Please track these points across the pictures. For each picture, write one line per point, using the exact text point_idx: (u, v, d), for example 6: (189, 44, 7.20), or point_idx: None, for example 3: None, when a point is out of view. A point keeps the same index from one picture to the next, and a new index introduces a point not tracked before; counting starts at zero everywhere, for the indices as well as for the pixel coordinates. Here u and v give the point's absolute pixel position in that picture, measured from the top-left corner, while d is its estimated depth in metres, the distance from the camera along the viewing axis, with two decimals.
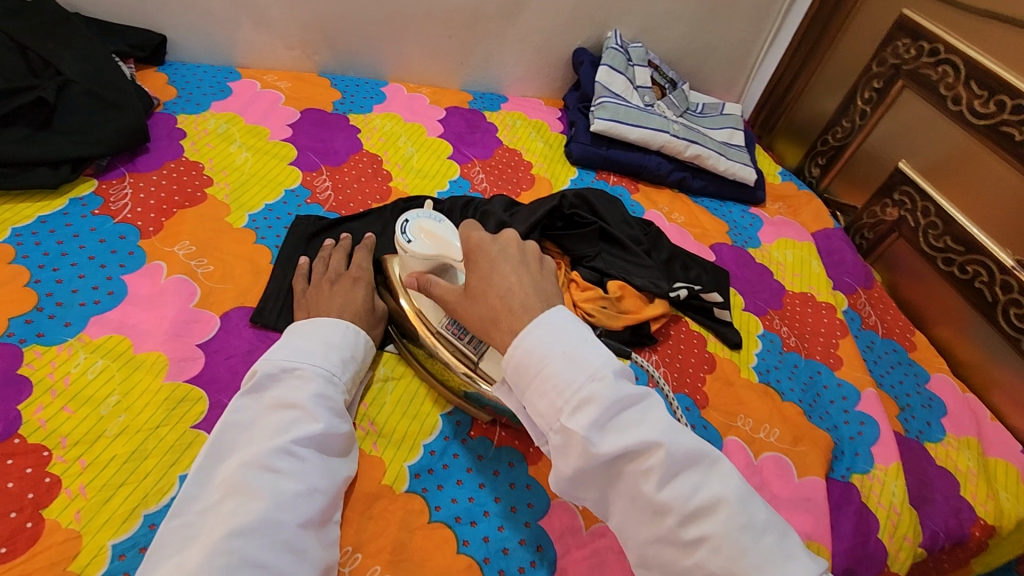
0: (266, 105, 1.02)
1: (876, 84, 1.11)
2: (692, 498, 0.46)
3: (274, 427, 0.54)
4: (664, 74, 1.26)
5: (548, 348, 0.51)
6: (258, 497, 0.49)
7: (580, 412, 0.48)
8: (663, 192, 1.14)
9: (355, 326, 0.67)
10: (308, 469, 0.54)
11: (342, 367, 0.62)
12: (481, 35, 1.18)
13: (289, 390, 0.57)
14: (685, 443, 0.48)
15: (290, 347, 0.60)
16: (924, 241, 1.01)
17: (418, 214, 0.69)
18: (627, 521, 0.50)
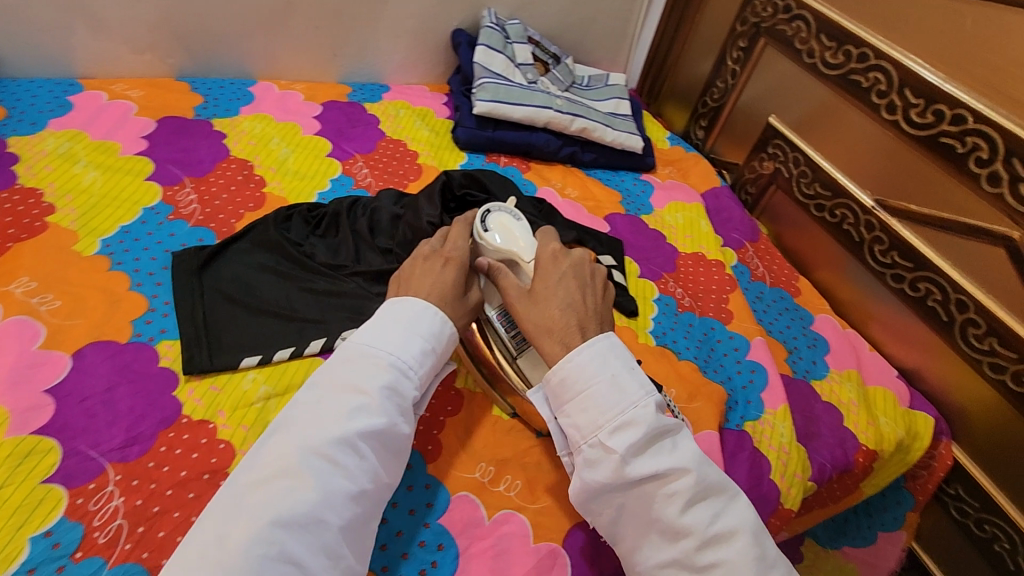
0: (116, 118, 0.94)
1: (741, 43, 1.15)
2: (711, 525, 0.53)
3: (343, 412, 0.53)
4: (546, 49, 1.25)
5: (596, 371, 0.59)
6: (311, 484, 0.49)
7: (621, 435, 0.55)
8: (556, 168, 1.14)
9: (442, 314, 0.64)
10: (366, 469, 0.52)
11: (422, 359, 0.60)
12: (352, 24, 1.13)
13: (364, 374, 0.56)
14: (711, 477, 0.56)
15: (377, 332, 0.59)
16: (798, 190, 1.07)
17: (500, 208, 0.74)
18: (642, 543, 0.56)
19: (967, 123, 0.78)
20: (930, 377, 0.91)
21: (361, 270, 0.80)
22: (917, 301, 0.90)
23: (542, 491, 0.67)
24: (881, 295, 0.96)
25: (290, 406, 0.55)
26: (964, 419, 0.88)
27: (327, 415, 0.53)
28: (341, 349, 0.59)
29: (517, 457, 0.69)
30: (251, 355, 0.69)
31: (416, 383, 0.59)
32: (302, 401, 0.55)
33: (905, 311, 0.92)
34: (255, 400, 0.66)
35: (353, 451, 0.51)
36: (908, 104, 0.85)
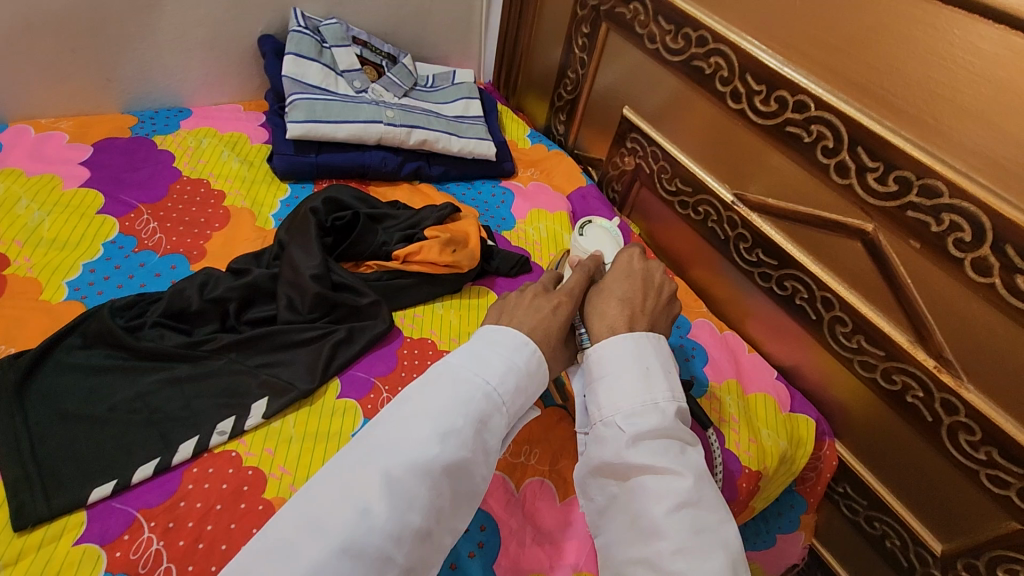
0: None
1: (585, 29, 1.04)
2: (690, 538, 0.47)
3: (440, 433, 0.47)
4: (376, 49, 1.09)
5: (627, 359, 0.56)
6: (385, 508, 0.43)
7: (636, 423, 0.52)
8: (400, 188, 1.00)
9: (540, 350, 0.56)
10: (438, 506, 0.46)
11: (516, 391, 0.53)
12: (121, 41, 0.92)
13: (456, 391, 0.50)
14: (708, 496, 0.50)
15: (479, 350, 0.53)
16: (660, 186, 0.99)
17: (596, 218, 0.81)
18: (619, 539, 0.51)
19: (810, 110, 0.72)
20: (809, 375, 0.86)
21: (232, 343, 0.70)
22: (786, 299, 0.85)
23: None
24: (753, 292, 0.90)
25: (379, 416, 0.50)
26: (844, 415, 0.84)
27: (413, 427, 0.47)
28: (450, 359, 0.53)
29: None
30: (102, 484, 0.57)
31: (516, 404, 0.53)
32: (393, 411, 0.49)
33: (777, 308, 0.87)
34: None
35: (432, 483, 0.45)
36: (751, 92, 0.78)
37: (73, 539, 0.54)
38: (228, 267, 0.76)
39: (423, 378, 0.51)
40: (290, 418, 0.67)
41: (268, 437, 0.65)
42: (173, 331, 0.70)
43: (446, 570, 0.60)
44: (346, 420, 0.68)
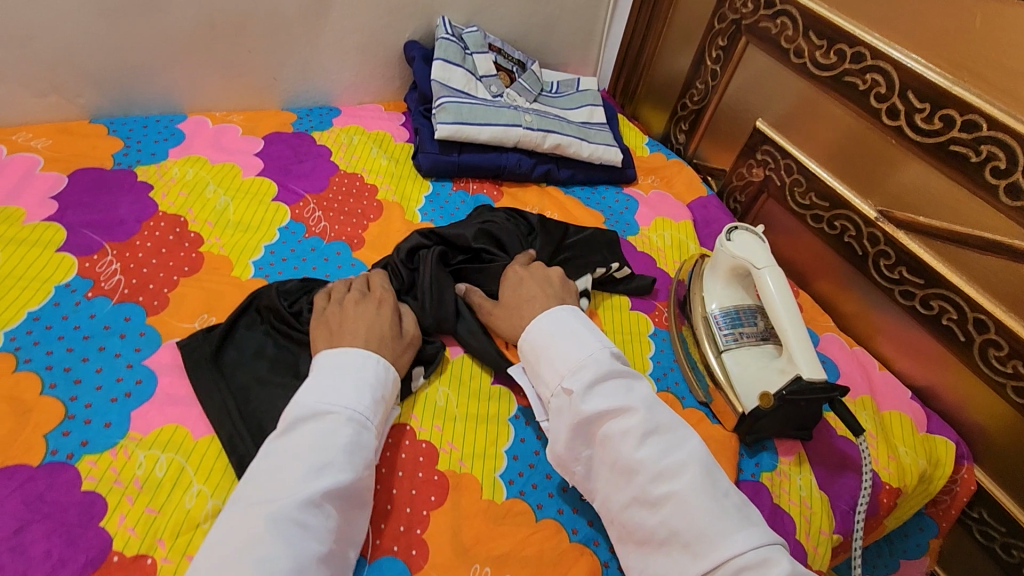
0: (18, 175, 0.80)
1: (720, 41, 1.05)
2: (661, 460, 0.58)
3: (309, 469, 0.53)
4: (509, 56, 1.14)
5: (556, 333, 0.68)
6: (282, 552, 0.47)
7: (580, 378, 0.64)
8: (530, 190, 1.05)
9: (384, 360, 0.65)
10: (329, 529, 0.52)
11: (374, 406, 0.61)
12: (287, 44, 1.00)
13: (324, 433, 0.56)
14: (662, 419, 0.61)
15: (321, 388, 0.59)
16: (791, 199, 0.99)
17: (745, 225, 0.84)
18: (610, 490, 0.61)
19: (981, 130, 0.71)
20: (948, 398, 0.85)
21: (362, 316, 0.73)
22: (930, 320, 0.84)
23: None
24: (889, 309, 0.89)
25: (246, 478, 0.54)
26: (984, 440, 0.82)
27: (294, 470, 0.53)
28: (291, 407, 0.58)
29: (515, 551, 0.61)
30: None
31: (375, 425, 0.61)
32: (260, 464, 0.54)
33: (914, 328, 0.86)
34: (202, 521, 0.57)
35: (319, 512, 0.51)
36: (912, 109, 0.78)
37: None
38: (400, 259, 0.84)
39: (276, 433, 0.57)
40: (453, 399, 0.72)
41: (437, 413, 0.70)
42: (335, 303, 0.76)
43: (605, 554, 0.63)
44: (502, 404, 0.73)
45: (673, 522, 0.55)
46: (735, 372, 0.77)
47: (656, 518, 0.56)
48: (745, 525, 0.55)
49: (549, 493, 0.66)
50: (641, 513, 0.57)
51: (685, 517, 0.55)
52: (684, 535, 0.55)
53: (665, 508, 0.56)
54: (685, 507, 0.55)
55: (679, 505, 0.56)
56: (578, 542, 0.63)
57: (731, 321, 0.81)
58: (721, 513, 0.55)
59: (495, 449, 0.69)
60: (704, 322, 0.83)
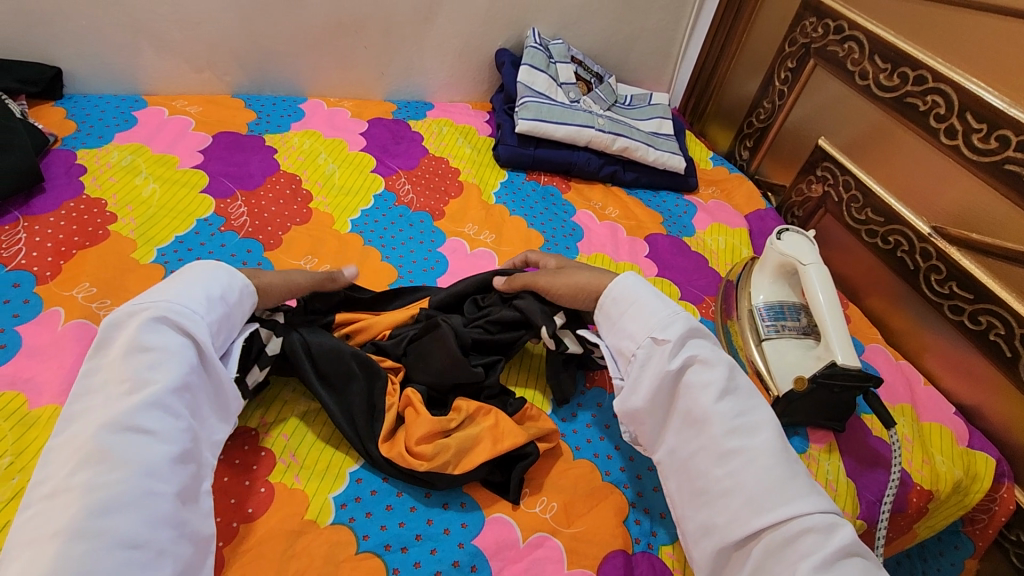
0: (175, 132, 0.98)
1: (790, 63, 1.12)
2: (737, 417, 0.61)
3: (138, 381, 0.53)
4: (589, 68, 1.26)
5: (643, 293, 0.71)
6: (119, 461, 0.48)
7: (672, 333, 0.66)
8: (596, 188, 1.14)
9: (214, 263, 0.64)
10: (178, 431, 0.53)
11: (215, 310, 0.60)
12: (397, 44, 1.15)
13: (154, 340, 0.55)
14: (741, 384, 0.64)
15: (150, 297, 0.59)
16: (848, 215, 1.03)
17: (794, 227, 0.89)
18: (681, 441, 0.64)
19: None
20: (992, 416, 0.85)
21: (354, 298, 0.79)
22: (978, 336, 0.85)
23: (579, 516, 0.65)
24: (937, 325, 0.91)
25: (74, 406, 0.52)
26: None
27: (125, 383, 0.52)
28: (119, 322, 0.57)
29: (553, 479, 0.68)
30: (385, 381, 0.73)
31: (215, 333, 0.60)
32: (88, 386, 0.53)
33: (962, 344, 0.88)
34: (297, 410, 0.68)
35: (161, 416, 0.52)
36: (969, 129, 0.82)
37: None
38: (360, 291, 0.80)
39: (97, 352, 0.56)
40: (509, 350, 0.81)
41: None
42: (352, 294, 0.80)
43: (633, 497, 0.69)
44: None
45: (742, 475, 0.58)
46: (774, 360, 0.82)
47: (725, 470, 0.59)
48: (809, 488, 0.58)
49: (587, 438, 0.73)
50: (710, 464, 0.60)
51: (754, 472, 0.58)
52: (754, 488, 0.57)
53: (734, 462, 0.59)
54: (758, 463, 0.58)
55: (750, 461, 0.58)
56: (610, 483, 0.69)
57: (774, 314, 0.86)
58: (791, 474, 0.58)
59: (544, 397, 0.77)
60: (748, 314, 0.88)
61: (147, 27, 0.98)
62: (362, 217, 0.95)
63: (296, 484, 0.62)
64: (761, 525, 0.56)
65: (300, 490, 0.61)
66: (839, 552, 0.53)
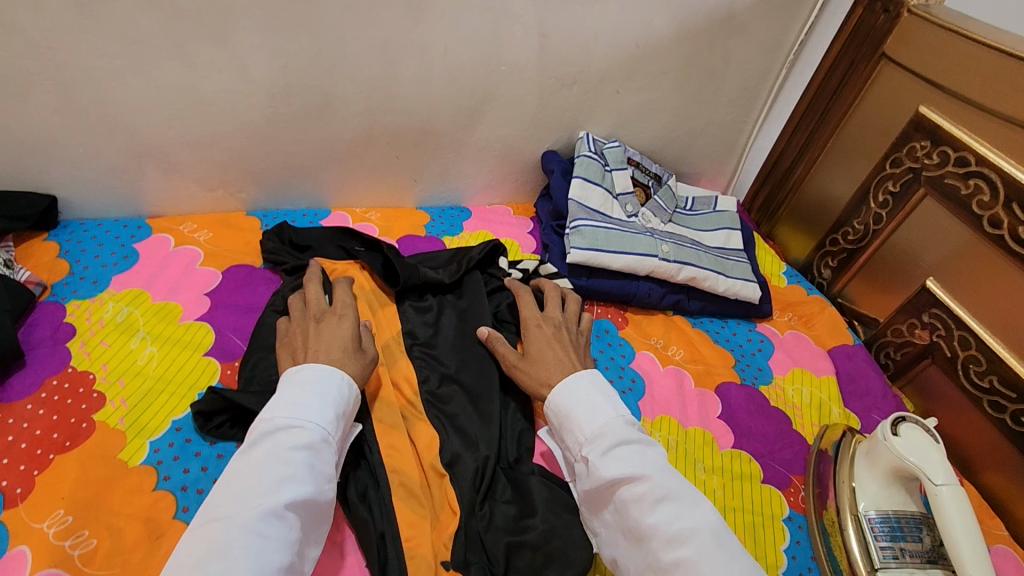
0: (180, 270, 0.86)
1: (891, 186, 0.96)
2: (671, 526, 0.58)
3: (264, 484, 0.53)
4: (647, 170, 1.11)
5: (573, 398, 0.69)
6: (235, 560, 0.48)
7: (595, 446, 0.65)
8: (656, 320, 0.99)
9: (348, 375, 0.66)
10: (288, 542, 0.52)
11: (337, 415, 0.62)
12: (432, 152, 1.02)
13: (283, 444, 0.56)
14: (676, 485, 0.61)
15: (287, 400, 0.60)
16: (963, 376, 0.87)
17: (915, 418, 0.73)
18: (625, 556, 0.61)
19: None
20: None
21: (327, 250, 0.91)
22: None
23: None
24: None
25: (212, 493, 0.54)
26: None
27: (255, 483, 0.53)
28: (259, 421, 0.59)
29: None
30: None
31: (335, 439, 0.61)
32: (228, 473, 0.55)
33: None
34: None
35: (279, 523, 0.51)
36: None
37: None
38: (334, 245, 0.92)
39: (242, 444, 0.58)
40: None
41: None
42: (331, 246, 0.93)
43: None
44: None
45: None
46: None
47: None
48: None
49: None
50: None
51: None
52: None
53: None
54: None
55: (687, 574, 0.55)
56: None
57: (890, 532, 0.71)
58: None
59: None
60: (855, 524, 0.73)
61: (153, 150, 0.86)
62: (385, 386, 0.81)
63: None
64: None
65: None
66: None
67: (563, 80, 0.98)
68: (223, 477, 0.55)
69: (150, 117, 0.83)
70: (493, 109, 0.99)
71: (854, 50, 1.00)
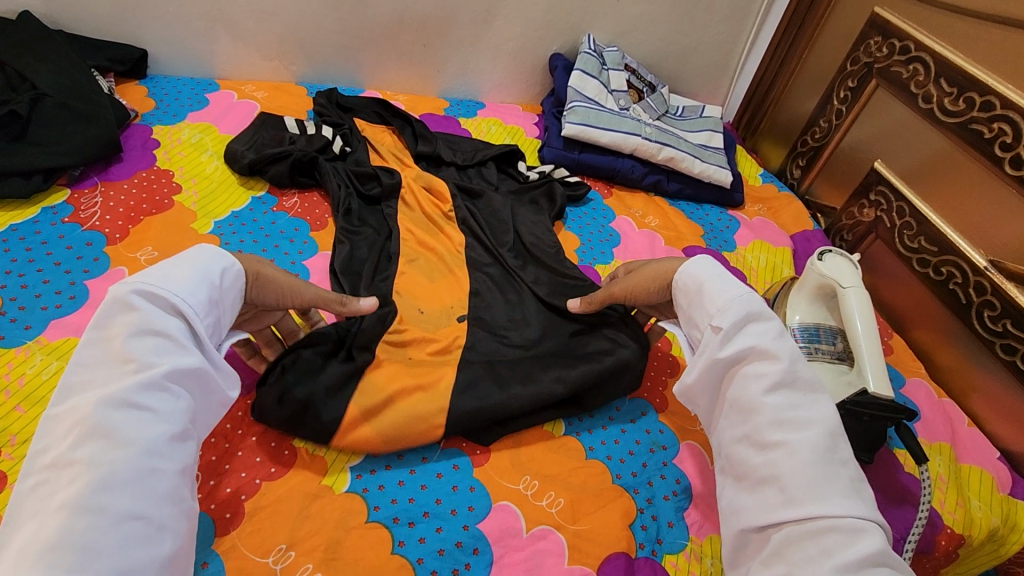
0: (241, 115, 1.04)
1: (850, 83, 1.09)
2: (786, 409, 0.58)
3: (134, 359, 0.49)
4: (642, 77, 1.26)
5: (709, 275, 0.69)
6: (116, 441, 0.46)
7: (728, 318, 0.64)
8: (638, 196, 1.14)
9: (222, 252, 0.61)
10: (177, 411, 0.51)
11: (210, 297, 0.57)
12: (454, 43, 1.18)
13: (146, 319, 0.52)
14: (804, 376, 0.60)
15: (150, 275, 0.55)
16: (900, 241, 1.00)
17: (837, 249, 0.87)
18: (727, 429, 0.63)
19: None
20: None
21: (362, 114, 1.09)
22: None
23: (585, 513, 0.66)
24: (989, 365, 0.87)
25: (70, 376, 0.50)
26: None
27: (117, 361, 0.49)
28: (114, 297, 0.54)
29: (563, 475, 0.69)
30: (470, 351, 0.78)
31: (210, 323, 0.57)
32: (80, 361, 0.50)
33: (1011, 385, 0.84)
34: None
35: (163, 394, 0.49)
36: None
37: None
38: (373, 108, 1.10)
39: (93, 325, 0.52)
40: None
41: None
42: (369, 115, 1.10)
43: (643, 502, 0.69)
44: None
45: (778, 467, 0.55)
46: None
47: (760, 460, 0.57)
48: (850, 496, 0.53)
49: (601, 439, 0.74)
50: (748, 452, 0.59)
51: (793, 466, 0.54)
52: (785, 481, 0.54)
53: (773, 452, 0.56)
54: (794, 456, 0.55)
55: (790, 454, 0.55)
56: (620, 485, 0.70)
57: (808, 336, 0.84)
58: (831, 474, 0.54)
59: None
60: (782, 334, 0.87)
61: (224, 16, 1.05)
62: (234, 219, 0.87)
63: (319, 451, 0.66)
64: (784, 519, 0.53)
65: (321, 457, 0.66)
66: (860, 565, 0.48)
67: None
68: (76, 362, 0.50)
69: None
70: (508, 6, 1.15)
71: None
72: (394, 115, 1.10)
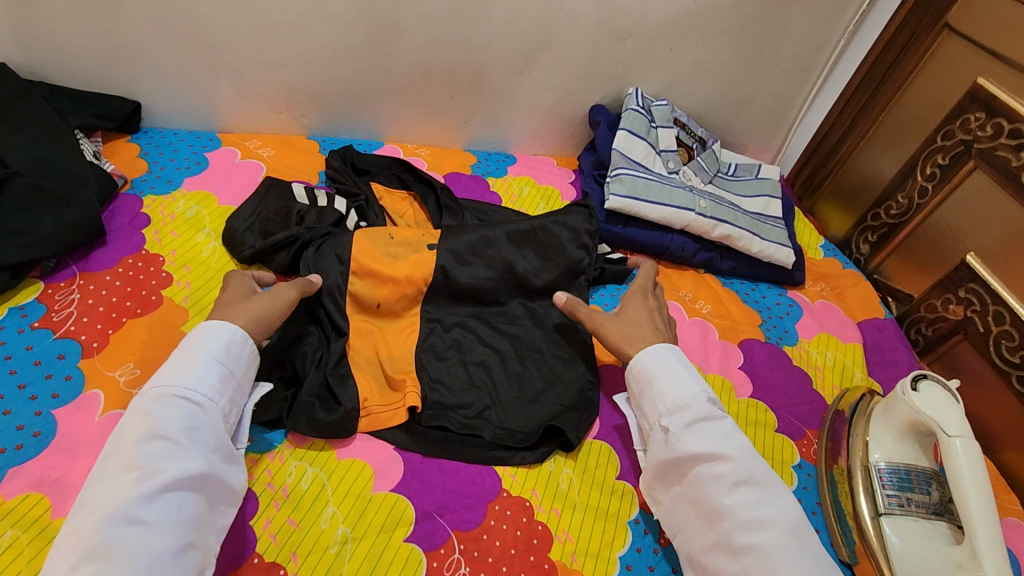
0: (245, 180, 0.92)
1: (940, 159, 0.95)
2: (750, 510, 0.58)
3: (142, 467, 0.52)
4: (692, 133, 1.12)
5: (657, 366, 0.69)
6: (117, 556, 0.48)
7: (678, 418, 0.65)
8: (687, 275, 1.01)
9: (240, 332, 0.64)
10: (181, 517, 0.52)
11: (221, 384, 0.60)
12: (484, 94, 1.06)
13: (158, 421, 0.55)
14: (758, 471, 0.61)
15: (165, 372, 0.59)
16: (994, 350, 0.87)
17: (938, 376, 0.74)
18: (691, 532, 0.62)
19: None
20: None
21: (381, 179, 0.97)
22: None
23: None
24: None
25: (88, 487, 0.52)
26: None
27: (126, 471, 0.52)
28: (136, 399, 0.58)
29: None
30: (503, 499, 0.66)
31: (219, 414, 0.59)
32: (99, 471, 0.53)
33: None
34: (331, 543, 0.60)
35: (164, 502, 0.51)
36: None
37: (403, 537, 0.62)
38: (392, 171, 0.98)
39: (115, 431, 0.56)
40: (575, 485, 0.71)
41: (557, 497, 0.69)
42: (387, 180, 0.97)
43: None
44: (623, 505, 0.70)
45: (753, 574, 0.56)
46: (897, 545, 0.67)
47: (735, 567, 0.57)
48: None
49: None
50: (721, 559, 0.58)
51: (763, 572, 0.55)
52: None
53: (745, 559, 0.56)
54: (766, 563, 0.55)
55: (760, 558, 0.56)
56: None
57: (898, 482, 0.72)
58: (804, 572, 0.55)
59: (608, 554, 0.66)
60: (864, 472, 0.74)
61: (227, 66, 0.93)
62: None
63: None
64: None
65: None
66: None
67: (618, 32, 1.01)
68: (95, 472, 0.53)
69: (228, 34, 0.89)
70: (547, 56, 1.02)
71: (916, 21, 0.98)
72: (415, 180, 0.97)
